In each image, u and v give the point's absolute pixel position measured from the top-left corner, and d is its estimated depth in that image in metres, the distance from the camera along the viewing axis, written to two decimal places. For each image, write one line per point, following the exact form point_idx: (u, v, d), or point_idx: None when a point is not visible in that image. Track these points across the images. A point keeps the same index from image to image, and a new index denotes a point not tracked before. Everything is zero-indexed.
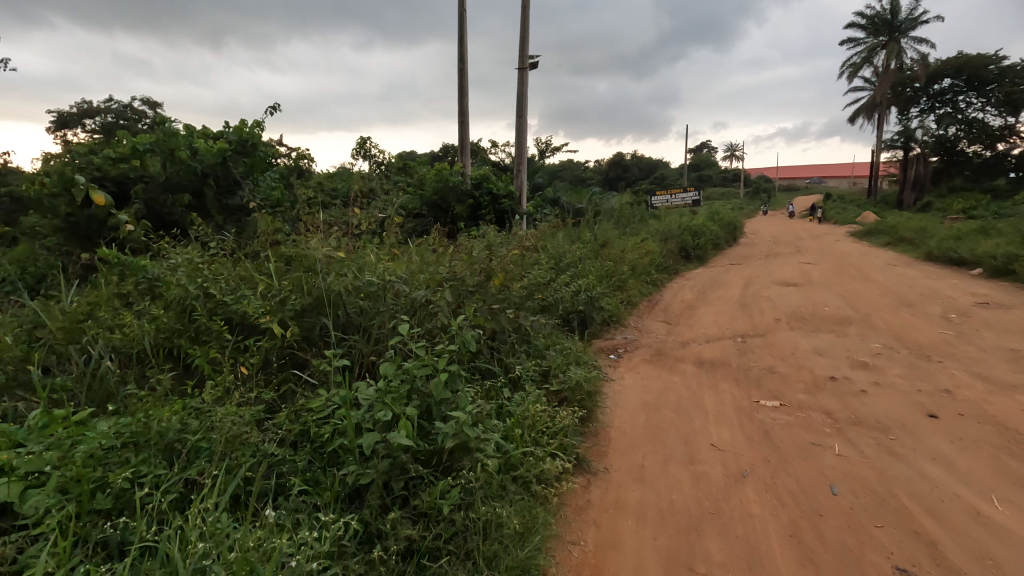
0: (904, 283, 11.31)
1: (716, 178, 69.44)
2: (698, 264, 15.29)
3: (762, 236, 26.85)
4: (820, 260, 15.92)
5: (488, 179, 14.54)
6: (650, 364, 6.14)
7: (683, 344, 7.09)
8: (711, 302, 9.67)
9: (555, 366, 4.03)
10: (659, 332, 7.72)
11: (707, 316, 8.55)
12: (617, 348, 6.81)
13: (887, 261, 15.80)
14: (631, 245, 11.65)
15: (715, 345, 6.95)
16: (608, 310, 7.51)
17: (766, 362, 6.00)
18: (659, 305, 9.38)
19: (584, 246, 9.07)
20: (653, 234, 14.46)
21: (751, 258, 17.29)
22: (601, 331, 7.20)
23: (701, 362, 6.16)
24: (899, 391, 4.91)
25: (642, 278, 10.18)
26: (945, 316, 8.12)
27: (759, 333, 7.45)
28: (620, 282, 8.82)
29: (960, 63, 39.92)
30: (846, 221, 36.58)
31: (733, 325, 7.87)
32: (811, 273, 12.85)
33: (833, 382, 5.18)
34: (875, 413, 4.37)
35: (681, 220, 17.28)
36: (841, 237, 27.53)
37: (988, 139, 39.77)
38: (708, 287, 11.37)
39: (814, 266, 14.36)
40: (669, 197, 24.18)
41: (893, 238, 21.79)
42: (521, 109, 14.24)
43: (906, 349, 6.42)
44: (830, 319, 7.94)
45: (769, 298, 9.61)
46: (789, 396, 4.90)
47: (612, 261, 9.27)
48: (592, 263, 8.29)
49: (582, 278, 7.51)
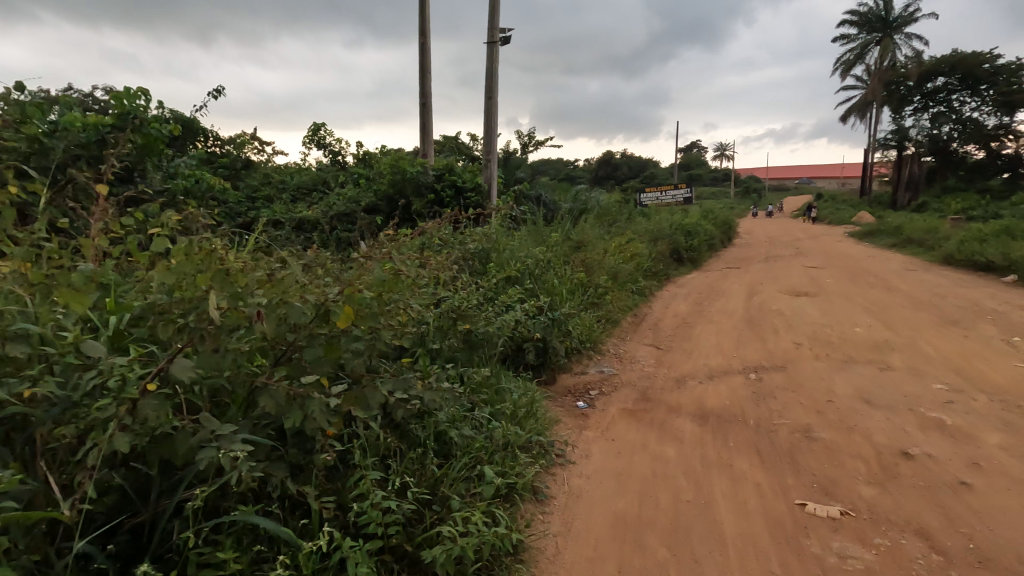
0: (934, 292, 9.64)
1: (707, 178, 68.12)
2: (692, 268, 13.56)
3: (757, 236, 25.39)
4: (827, 264, 14.26)
5: (453, 170, 12.76)
6: (628, 416, 4.41)
7: (677, 381, 5.33)
8: (709, 317, 7.94)
9: (445, 494, 2.33)
10: (646, 362, 5.96)
11: (706, 338, 6.79)
12: (589, 391, 5.07)
13: (902, 265, 14.15)
14: (616, 248, 9.86)
15: (718, 383, 5.21)
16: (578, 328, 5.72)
17: (796, 416, 4.24)
18: (645, 323, 7.63)
19: (551, 249, 7.26)
20: (641, 233, 12.69)
21: (749, 261, 15.56)
22: (567, 365, 5.43)
23: (700, 414, 4.41)
24: (1019, 481, 3.15)
25: (625, 288, 8.42)
26: (1006, 339, 6.41)
27: (776, 364, 5.71)
28: (597, 293, 7.07)
29: (955, 59, 38.77)
30: (842, 222, 35.09)
31: (741, 351, 6.13)
32: (821, 280, 11.20)
33: (909, 461, 3.41)
34: (1006, 540, 2.60)
35: (673, 219, 15.58)
36: (841, 237, 25.96)
37: (984, 138, 38.59)
38: (704, 298, 9.60)
39: (823, 272, 12.65)
40: (658, 195, 22.48)
41: (899, 240, 20.18)
42: (491, 90, 12.45)
43: (982, 393, 4.69)
44: (864, 344, 6.20)
45: (780, 313, 7.86)
46: (845, 491, 3.13)
47: (590, 266, 7.48)
48: (560, 271, 6.50)
49: (542, 291, 5.73)
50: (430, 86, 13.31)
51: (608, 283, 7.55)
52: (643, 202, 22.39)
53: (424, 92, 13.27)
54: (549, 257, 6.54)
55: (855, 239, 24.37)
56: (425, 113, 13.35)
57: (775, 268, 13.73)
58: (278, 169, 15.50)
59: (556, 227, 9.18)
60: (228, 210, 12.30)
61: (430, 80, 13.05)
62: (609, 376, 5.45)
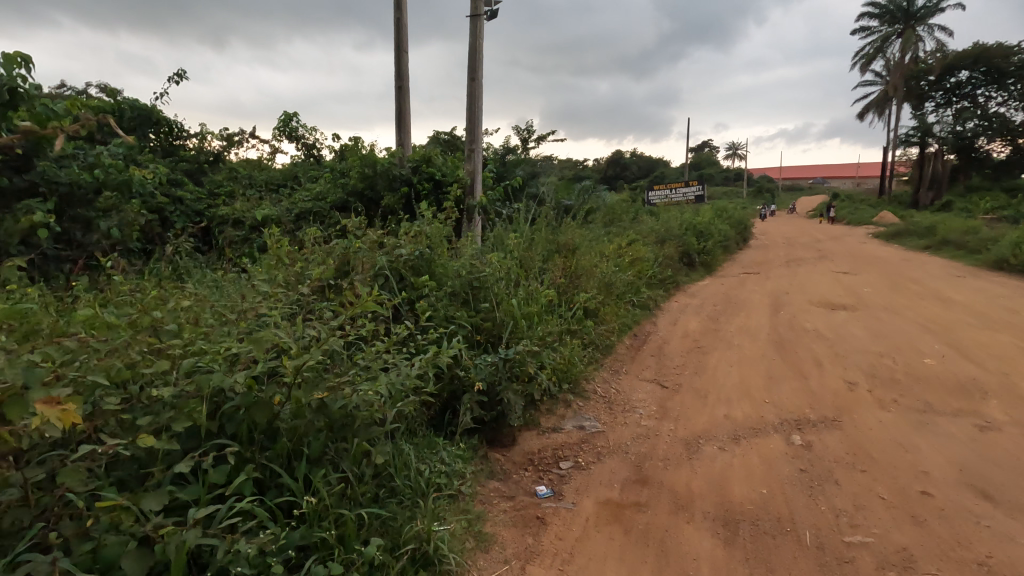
0: (999, 304, 8.01)
1: (719, 178, 66.21)
2: (705, 274, 11.93)
3: (773, 237, 23.66)
4: (858, 269, 12.57)
5: (431, 161, 11.24)
6: (609, 516, 2.89)
7: (688, 444, 3.76)
8: (729, 338, 6.35)
9: None
10: (646, 408, 4.42)
11: (726, 370, 5.21)
12: (559, 462, 3.55)
13: (945, 270, 12.46)
14: (615, 252, 8.31)
15: (749, 449, 3.63)
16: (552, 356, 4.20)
17: (883, 528, 2.72)
18: (648, 349, 6.06)
19: (524, 252, 5.71)
20: (647, 234, 11.12)
21: (769, 264, 13.90)
22: (531, 415, 3.94)
23: (724, 516, 2.87)
24: None
25: (621, 302, 6.90)
26: None
27: (825, 415, 4.13)
28: (584, 309, 5.52)
29: (981, 52, 36.78)
30: (863, 221, 33.13)
31: (775, 391, 4.55)
32: (856, 289, 9.60)
33: None
34: None
35: (684, 218, 13.95)
36: (864, 238, 24.16)
37: (1011, 135, 36.57)
38: (719, 311, 8.01)
39: (856, 278, 11.03)
40: (668, 192, 20.80)
41: (933, 241, 18.38)
42: (476, 70, 10.94)
43: None
44: (943, 383, 4.61)
45: (818, 334, 6.28)
46: None
47: (578, 272, 5.89)
48: (531, 283, 4.98)
49: (501, 311, 4.21)
50: (408, 68, 11.80)
51: (600, 295, 5.98)
52: (652, 200, 20.73)
53: (400, 74, 11.74)
54: (514, 266, 5.02)
55: (881, 240, 22.54)
56: (402, 97, 11.85)
57: (800, 273, 12.07)
58: (247, 163, 14.04)
59: (544, 223, 7.67)
60: (180, 209, 10.85)
61: (407, 61, 11.53)
62: (591, 433, 3.93)
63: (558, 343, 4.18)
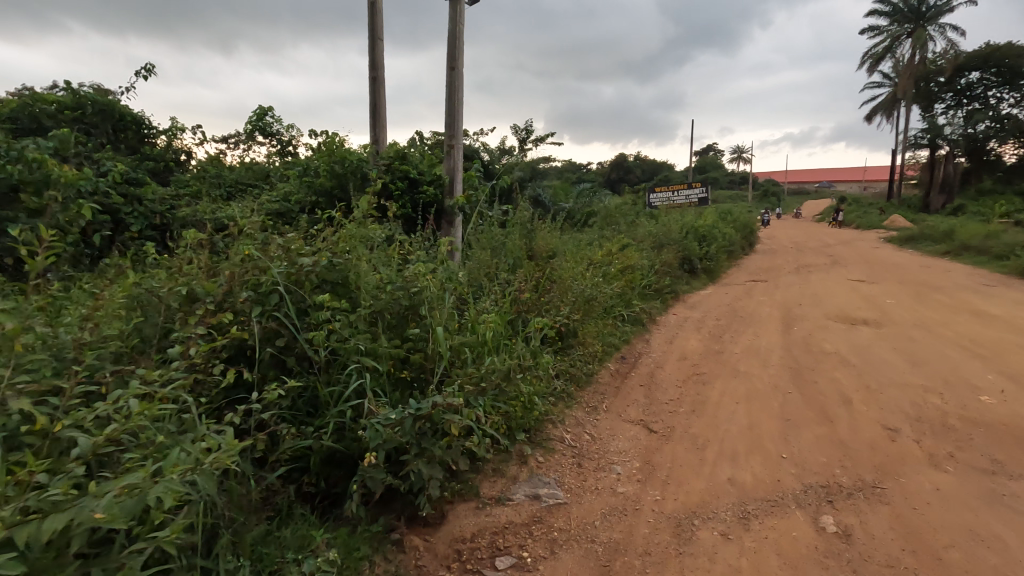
0: None
1: (723, 182, 65.09)
2: (708, 282, 10.91)
3: (780, 242, 22.57)
4: (875, 277, 11.50)
5: (407, 158, 10.26)
6: None
7: (678, 526, 2.76)
8: (735, 362, 5.34)
9: None
10: (627, 464, 3.41)
11: (731, 407, 4.20)
12: (498, 557, 2.56)
13: (969, 278, 11.43)
14: (604, 259, 7.30)
15: (763, 537, 2.62)
16: (506, 391, 3.22)
17: None
18: (639, 376, 5.05)
19: (478, 261, 4.78)
20: (644, 239, 10.11)
21: (777, 271, 12.86)
22: (469, 477, 2.97)
23: None
24: None
25: (606, 320, 5.89)
26: None
27: (861, 480, 3.14)
28: (555, 327, 4.54)
29: (993, 52, 35.70)
30: (873, 226, 32.02)
31: (792, 441, 3.55)
32: (875, 301, 8.59)
33: None
34: None
35: (685, 221, 12.91)
36: (875, 243, 23.04)
37: None
38: (723, 327, 6.99)
39: (875, 288, 10.00)
40: (669, 195, 19.79)
41: (952, 246, 17.25)
42: (456, 58, 10.01)
43: None
44: (1009, 429, 3.62)
45: (840, 357, 5.26)
46: None
47: (551, 280, 4.90)
48: (484, 304, 4.00)
49: (436, 339, 3.25)
50: (383, 58, 10.84)
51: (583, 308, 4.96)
52: (653, 203, 19.90)
53: (375, 63, 10.76)
54: (460, 282, 4.03)
55: (894, 245, 21.43)
56: (376, 89, 10.85)
57: (812, 281, 11.03)
58: (216, 160, 12.99)
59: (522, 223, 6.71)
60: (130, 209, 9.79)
61: (382, 50, 10.61)
62: (547, 507, 2.92)
63: (514, 377, 3.21)
